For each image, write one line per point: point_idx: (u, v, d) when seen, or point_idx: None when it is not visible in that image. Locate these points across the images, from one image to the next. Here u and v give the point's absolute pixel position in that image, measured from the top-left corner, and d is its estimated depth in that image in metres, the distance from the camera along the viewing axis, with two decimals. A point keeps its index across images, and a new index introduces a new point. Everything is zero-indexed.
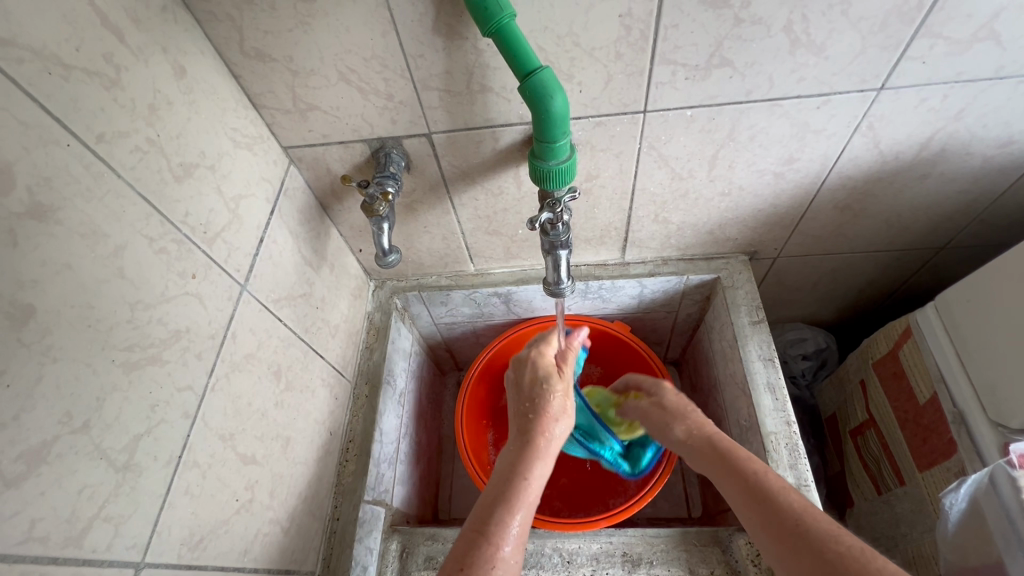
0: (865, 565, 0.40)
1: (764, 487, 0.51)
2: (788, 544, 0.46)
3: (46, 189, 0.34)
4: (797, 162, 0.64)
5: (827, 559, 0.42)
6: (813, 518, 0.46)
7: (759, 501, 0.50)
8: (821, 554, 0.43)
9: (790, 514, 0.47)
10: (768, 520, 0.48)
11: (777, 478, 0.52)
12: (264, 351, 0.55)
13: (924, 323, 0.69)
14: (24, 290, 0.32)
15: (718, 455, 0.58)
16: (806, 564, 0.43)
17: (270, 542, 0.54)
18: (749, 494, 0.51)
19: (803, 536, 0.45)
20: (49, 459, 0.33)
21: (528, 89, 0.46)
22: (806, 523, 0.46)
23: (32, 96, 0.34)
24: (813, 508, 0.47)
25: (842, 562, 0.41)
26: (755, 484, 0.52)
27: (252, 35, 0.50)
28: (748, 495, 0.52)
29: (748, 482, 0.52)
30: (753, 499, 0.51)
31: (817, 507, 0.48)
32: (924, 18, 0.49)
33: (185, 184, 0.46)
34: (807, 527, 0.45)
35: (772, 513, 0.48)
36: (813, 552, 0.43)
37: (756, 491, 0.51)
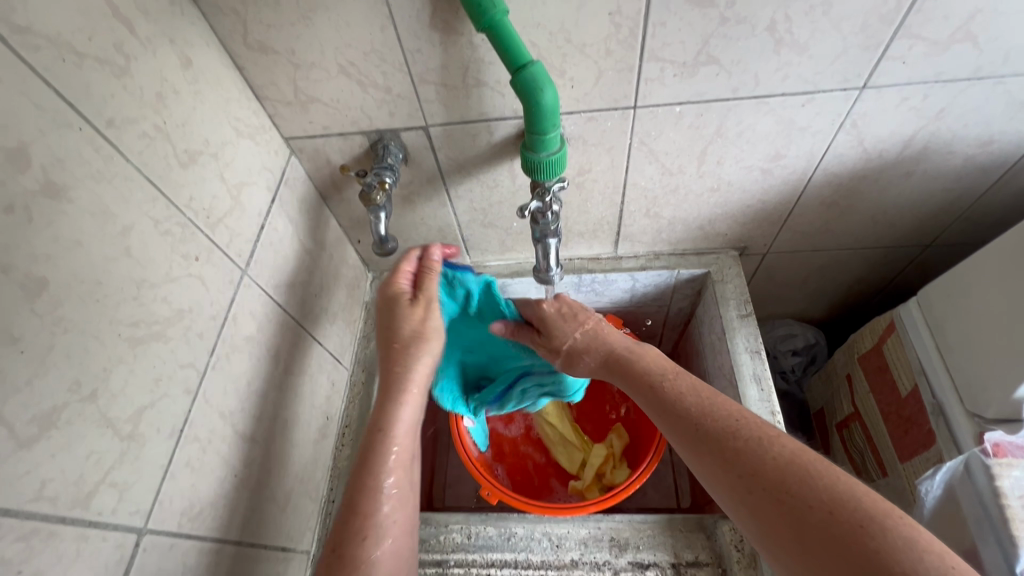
0: (760, 456, 0.41)
1: (663, 392, 0.50)
2: (690, 443, 0.46)
3: (59, 169, 0.36)
4: (783, 159, 0.66)
5: (727, 458, 0.42)
6: (709, 412, 0.46)
7: (658, 407, 0.50)
8: (720, 452, 0.43)
9: (689, 417, 0.47)
10: (672, 422, 0.48)
11: (676, 376, 0.51)
12: (263, 335, 0.57)
13: (906, 317, 0.70)
14: (39, 263, 0.34)
15: (615, 364, 0.56)
16: (708, 464, 0.44)
17: (266, 518, 0.56)
18: (652, 403, 0.51)
19: (702, 437, 0.45)
20: (59, 424, 0.35)
21: (519, 83, 0.48)
22: (706, 423, 0.45)
23: (48, 82, 0.36)
24: (709, 403, 0.47)
25: (739, 459, 0.42)
26: (657, 390, 0.51)
27: (256, 28, 0.52)
28: (650, 399, 0.51)
29: (648, 392, 0.51)
30: (657, 405, 0.50)
31: (715, 397, 0.48)
32: (902, 19, 0.50)
33: (189, 170, 0.47)
34: (706, 427, 0.45)
35: (676, 418, 0.47)
36: (713, 452, 0.43)
37: (657, 398, 0.50)
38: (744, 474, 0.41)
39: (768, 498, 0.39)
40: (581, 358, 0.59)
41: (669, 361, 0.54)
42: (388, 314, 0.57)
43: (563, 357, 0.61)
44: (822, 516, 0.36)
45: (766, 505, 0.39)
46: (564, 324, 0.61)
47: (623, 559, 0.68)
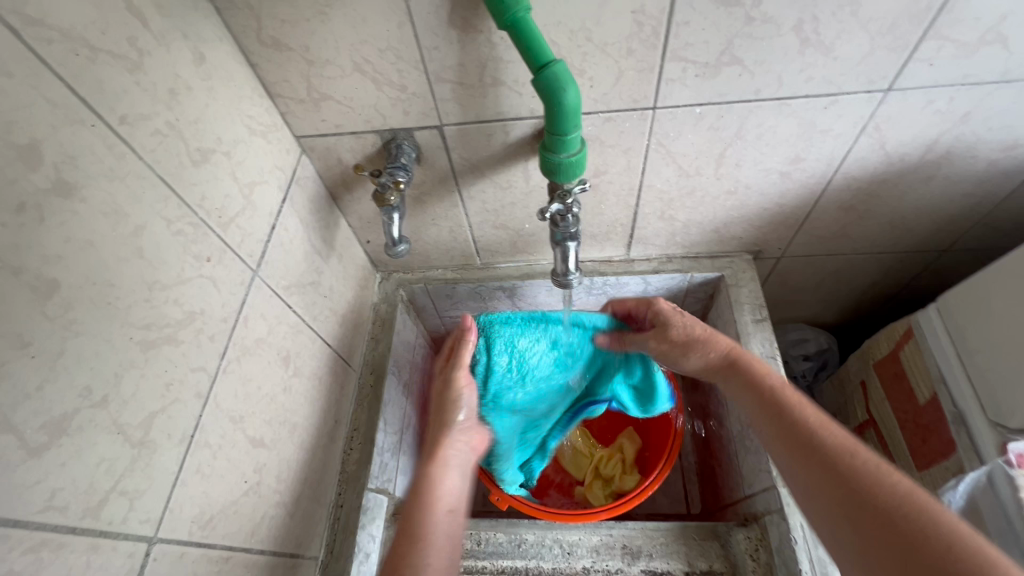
0: (891, 501, 0.39)
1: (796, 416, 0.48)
2: (818, 465, 0.44)
3: (71, 167, 0.35)
4: (803, 162, 0.65)
5: (860, 495, 0.40)
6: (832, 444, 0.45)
7: (786, 432, 0.48)
8: (850, 484, 0.41)
9: (817, 444, 0.45)
10: (795, 443, 0.47)
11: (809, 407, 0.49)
12: (274, 337, 0.56)
13: (926, 324, 0.69)
14: (50, 265, 0.33)
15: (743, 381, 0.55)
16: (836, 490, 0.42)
17: (276, 525, 0.55)
18: (778, 422, 0.49)
19: (837, 463, 0.43)
20: (69, 431, 0.34)
21: (541, 82, 0.46)
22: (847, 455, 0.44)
23: (60, 76, 0.34)
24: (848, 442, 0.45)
25: (870, 495, 0.40)
26: (782, 412, 0.50)
27: (270, 24, 0.50)
28: (778, 417, 0.50)
29: (776, 415, 0.50)
30: (782, 422, 0.49)
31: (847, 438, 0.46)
32: (932, 20, 0.49)
33: (201, 168, 0.46)
34: (850, 459, 0.43)
35: (803, 438, 0.46)
36: (843, 480, 0.42)
37: (784, 420, 0.49)
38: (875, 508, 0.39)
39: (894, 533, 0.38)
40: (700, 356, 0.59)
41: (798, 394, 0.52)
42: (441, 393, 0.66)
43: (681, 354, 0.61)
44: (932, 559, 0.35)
45: (884, 536, 0.38)
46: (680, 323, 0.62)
47: (636, 567, 0.67)
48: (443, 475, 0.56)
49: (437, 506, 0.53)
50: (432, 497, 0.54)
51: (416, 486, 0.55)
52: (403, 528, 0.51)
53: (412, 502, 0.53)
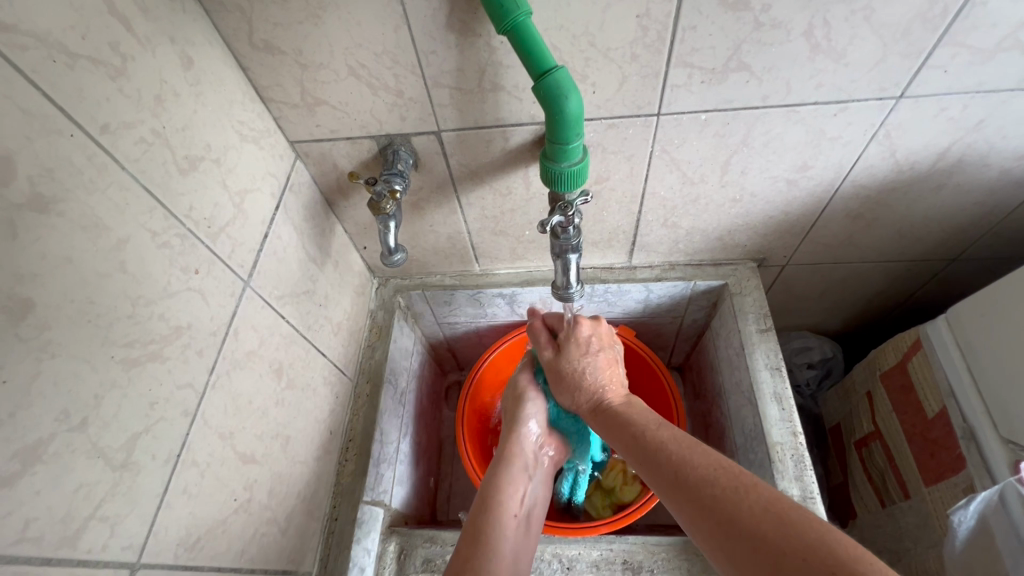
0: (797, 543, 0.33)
1: (647, 440, 0.48)
2: (674, 493, 0.42)
3: (47, 180, 0.33)
4: (810, 169, 0.63)
5: (720, 526, 0.37)
6: (682, 457, 0.43)
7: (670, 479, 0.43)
8: (699, 501, 0.39)
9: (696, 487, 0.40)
10: (654, 472, 0.45)
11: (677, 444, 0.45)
12: (265, 349, 0.54)
13: (934, 336, 0.68)
14: (24, 283, 0.32)
15: (609, 415, 0.55)
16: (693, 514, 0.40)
17: (267, 543, 0.54)
18: (637, 454, 0.48)
19: (682, 487, 0.41)
20: (44, 457, 0.32)
21: (543, 90, 0.45)
22: (682, 474, 0.42)
23: (35, 84, 0.33)
24: (690, 454, 0.44)
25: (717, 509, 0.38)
26: (636, 437, 0.50)
27: (262, 27, 0.49)
28: (634, 441, 0.50)
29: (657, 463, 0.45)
30: (636, 445, 0.49)
31: (698, 447, 0.44)
32: (948, 26, 0.48)
33: (189, 177, 0.45)
34: (685, 477, 0.42)
35: (652, 465, 0.45)
36: (691, 502, 0.40)
37: (642, 438, 0.49)
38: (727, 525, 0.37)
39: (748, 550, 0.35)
40: (571, 392, 0.61)
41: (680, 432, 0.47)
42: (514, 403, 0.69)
43: (562, 390, 0.62)
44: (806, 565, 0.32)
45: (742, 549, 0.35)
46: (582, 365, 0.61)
47: None
48: (516, 484, 0.59)
49: (507, 514, 0.56)
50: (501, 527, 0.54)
51: (487, 486, 0.58)
52: (471, 525, 0.54)
53: (482, 500, 0.56)
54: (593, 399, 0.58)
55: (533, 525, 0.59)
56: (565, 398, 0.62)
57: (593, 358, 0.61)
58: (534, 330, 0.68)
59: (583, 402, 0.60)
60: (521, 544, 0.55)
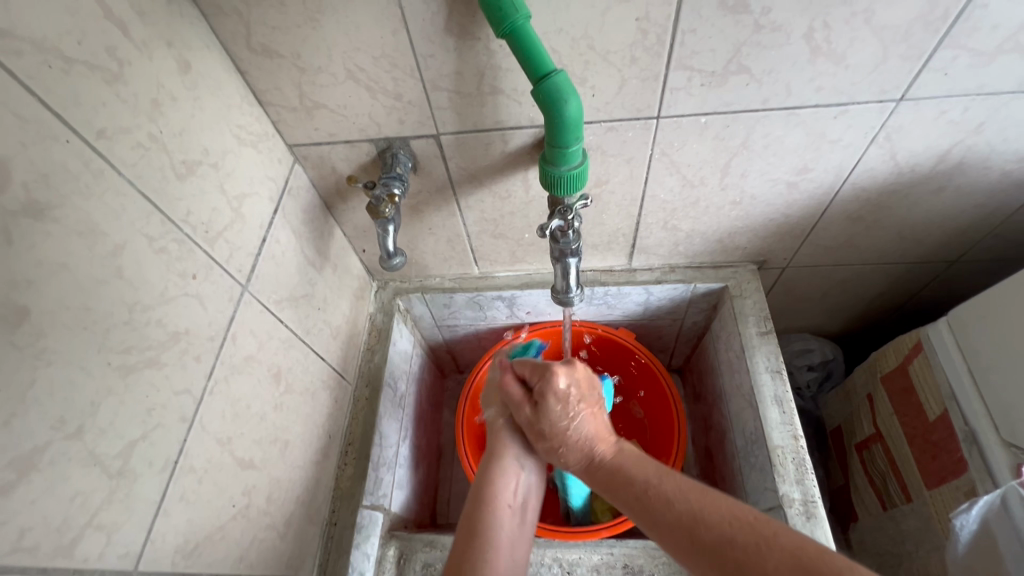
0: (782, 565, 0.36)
1: (648, 500, 0.45)
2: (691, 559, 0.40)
3: (43, 185, 0.33)
4: (811, 172, 0.63)
5: (717, 556, 0.39)
6: (685, 512, 0.42)
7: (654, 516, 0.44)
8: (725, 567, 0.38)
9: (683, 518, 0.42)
10: (662, 531, 0.43)
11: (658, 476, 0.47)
12: (264, 353, 0.54)
13: (935, 338, 0.67)
14: (19, 290, 0.31)
15: (603, 475, 0.51)
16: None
17: (265, 549, 0.53)
18: (638, 512, 0.45)
19: (702, 553, 0.39)
20: (40, 466, 0.32)
21: (542, 93, 0.45)
22: (697, 537, 0.40)
23: (31, 90, 0.33)
24: (699, 505, 0.42)
25: (748, 571, 0.37)
26: (635, 491, 0.47)
27: (260, 31, 0.48)
28: (630, 501, 0.47)
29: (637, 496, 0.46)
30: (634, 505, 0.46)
31: (705, 494, 0.43)
32: (948, 28, 0.47)
33: (187, 182, 0.44)
34: (701, 537, 0.40)
35: (657, 528, 0.43)
36: (712, 563, 0.39)
37: (636, 498, 0.46)
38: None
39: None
40: (564, 454, 0.55)
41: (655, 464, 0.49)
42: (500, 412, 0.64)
43: (548, 450, 0.57)
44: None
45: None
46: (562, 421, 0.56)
47: None
48: (504, 476, 0.57)
49: (501, 505, 0.55)
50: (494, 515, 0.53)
51: (478, 480, 0.57)
52: (463, 525, 0.53)
53: (473, 497, 0.56)
54: (585, 457, 0.54)
55: (529, 511, 0.58)
56: (556, 462, 0.57)
57: (573, 410, 0.56)
58: (507, 398, 0.62)
59: (576, 461, 0.54)
60: (519, 532, 0.54)
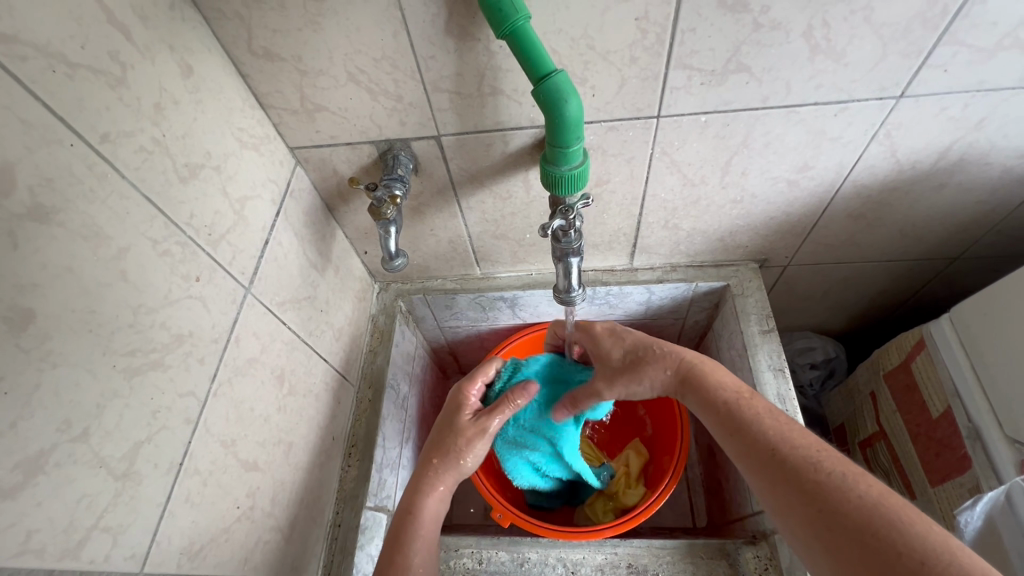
0: (845, 494, 0.37)
1: (736, 414, 0.47)
2: (763, 470, 0.42)
3: (48, 190, 0.33)
4: (811, 170, 0.63)
5: (779, 464, 0.41)
6: (769, 436, 0.43)
7: (733, 428, 0.46)
8: (797, 483, 0.39)
9: (763, 440, 0.43)
10: (745, 444, 0.44)
11: (754, 401, 0.48)
12: (267, 355, 0.54)
13: (938, 335, 0.67)
14: (25, 294, 0.32)
15: (693, 381, 0.53)
16: (784, 496, 0.40)
17: (270, 550, 0.53)
18: (724, 424, 0.47)
19: (780, 464, 0.41)
20: (46, 468, 0.32)
21: (542, 94, 0.45)
22: (779, 450, 0.42)
23: (35, 95, 0.33)
24: (789, 431, 0.43)
25: (823, 494, 0.37)
26: (723, 405, 0.48)
27: (261, 34, 0.49)
28: (719, 413, 0.48)
29: (721, 409, 0.48)
30: (720, 415, 0.48)
31: (798, 428, 0.43)
32: (947, 25, 0.47)
33: (189, 185, 0.45)
34: (787, 458, 0.41)
35: (741, 437, 0.45)
36: (785, 479, 0.40)
37: (726, 410, 0.48)
38: (824, 510, 0.37)
39: (847, 532, 0.35)
40: (653, 372, 0.56)
41: (748, 388, 0.50)
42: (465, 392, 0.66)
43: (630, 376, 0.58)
44: (909, 563, 0.32)
45: (788, 489, 0.39)
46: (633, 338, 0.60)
47: None
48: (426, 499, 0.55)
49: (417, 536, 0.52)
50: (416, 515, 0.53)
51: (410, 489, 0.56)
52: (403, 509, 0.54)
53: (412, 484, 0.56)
54: (676, 367, 0.55)
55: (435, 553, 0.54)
56: (645, 386, 0.57)
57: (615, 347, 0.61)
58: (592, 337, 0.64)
59: (666, 376, 0.55)
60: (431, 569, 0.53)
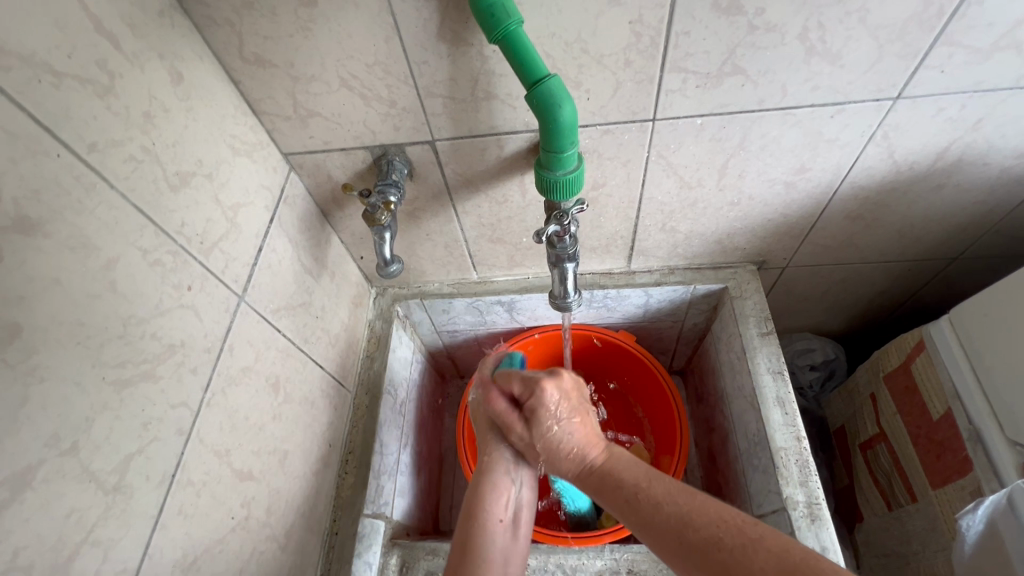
0: (748, 560, 0.36)
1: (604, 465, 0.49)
2: (630, 510, 0.44)
3: (34, 201, 0.33)
4: (808, 172, 0.62)
5: (685, 542, 0.39)
6: (628, 476, 0.46)
7: (630, 507, 0.44)
8: (659, 517, 0.41)
9: (660, 518, 0.41)
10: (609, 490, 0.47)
11: (641, 474, 0.46)
12: (261, 363, 0.54)
13: (937, 336, 0.67)
14: (12, 307, 0.31)
15: (560, 435, 0.58)
16: (649, 528, 0.42)
17: (266, 560, 0.53)
18: (622, 508, 0.45)
19: (641, 504, 0.43)
20: (34, 483, 0.32)
21: (535, 99, 0.45)
22: (641, 491, 0.44)
23: (20, 105, 0.32)
24: (646, 476, 0.46)
25: (735, 568, 0.36)
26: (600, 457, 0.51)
27: (252, 40, 0.48)
28: (623, 504, 0.45)
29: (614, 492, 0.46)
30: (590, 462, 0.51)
31: (686, 492, 0.42)
32: (944, 26, 0.47)
33: (181, 193, 0.44)
34: (688, 535, 0.39)
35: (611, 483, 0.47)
36: (696, 558, 0.38)
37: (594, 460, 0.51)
38: (682, 541, 0.39)
39: (702, 559, 0.38)
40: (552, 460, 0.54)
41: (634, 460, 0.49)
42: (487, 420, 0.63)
43: (535, 406, 0.65)
44: None
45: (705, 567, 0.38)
46: (547, 416, 0.55)
47: None
48: (501, 488, 0.58)
49: (495, 521, 0.55)
50: (482, 522, 0.55)
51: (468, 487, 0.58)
52: (466, 507, 0.57)
53: (474, 485, 0.58)
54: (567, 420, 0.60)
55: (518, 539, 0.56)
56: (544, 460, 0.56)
57: (560, 420, 0.54)
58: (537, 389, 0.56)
59: (551, 420, 0.62)
60: (511, 546, 0.55)
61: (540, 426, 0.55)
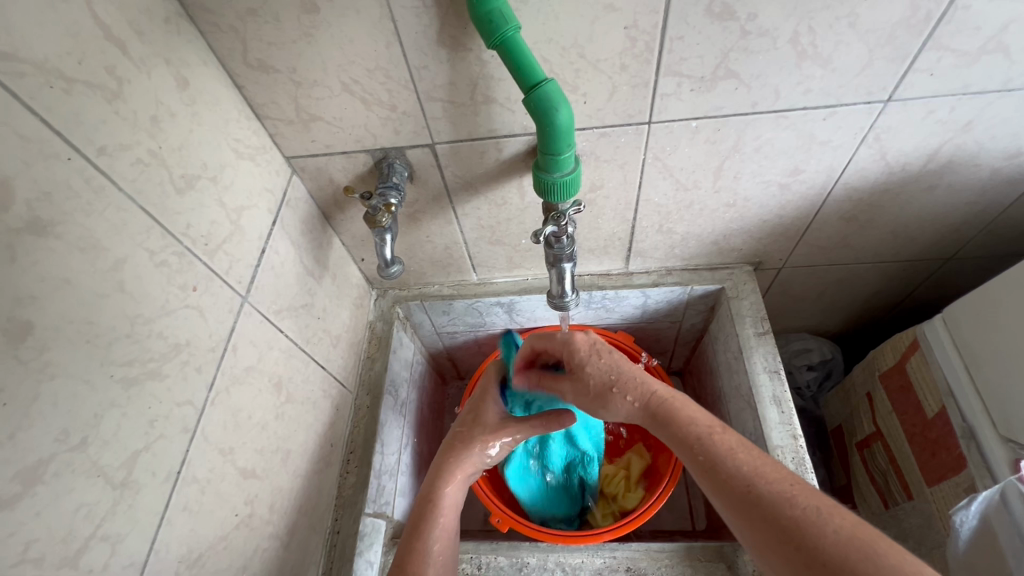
0: (821, 529, 0.36)
1: (709, 451, 0.44)
2: (736, 507, 0.40)
3: (46, 203, 0.34)
4: (802, 173, 0.63)
5: (757, 501, 0.39)
6: (708, 432, 0.46)
7: (705, 462, 0.44)
8: (774, 519, 0.38)
9: (737, 475, 0.42)
10: (713, 480, 0.43)
11: (728, 437, 0.46)
12: (264, 363, 0.55)
13: (931, 335, 0.68)
14: (24, 306, 0.32)
15: (652, 413, 0.51)
16: (759, 529, 0.38)
17: (269, 557, 0.54)
18: (697, 459, 0.45)
19: (754, 502, 0.39)
20: (45, 478, 0.32)
21: (533, 102, 0.46)
22: (755, 488, 0.40)
23: (33, 110, 0.33)
24: (763, 467, 0.42)
25: (800, 533, 0.36)
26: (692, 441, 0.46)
27: (256, 47, 0.49)
28: (697, 458, 0.45)
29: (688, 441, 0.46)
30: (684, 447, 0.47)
31: (770, 463, 0.42)
32: (932, 30, 0.48)
33: (186, 196, 0.45)
34: (762, 493, 0.39)
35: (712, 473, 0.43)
36: (765, 517, 0.38)
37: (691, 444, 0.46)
38: (755, 503, 0.39)
39: (772, 523, 0.38)
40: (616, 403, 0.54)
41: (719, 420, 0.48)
42: (478, 399, 0.66)
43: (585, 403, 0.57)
44: None
45: (769, 527, 0.38)
46: (596, 368, 0.56)
47: None
48: (452, 486, 0.56)
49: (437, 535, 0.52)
50: (434, 507, 0.54)
51: (433, 475, 0.57)
52: (414, 518, 0.53)
53: (423, 500, 0.54)
54: (645, 401, 0.52)
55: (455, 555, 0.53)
56: (610, 413, 0.55)
57: (606, 358, 0.57)
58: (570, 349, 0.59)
59: (620, 406, 0.54)
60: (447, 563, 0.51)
61: (590, 362, 0.57)
